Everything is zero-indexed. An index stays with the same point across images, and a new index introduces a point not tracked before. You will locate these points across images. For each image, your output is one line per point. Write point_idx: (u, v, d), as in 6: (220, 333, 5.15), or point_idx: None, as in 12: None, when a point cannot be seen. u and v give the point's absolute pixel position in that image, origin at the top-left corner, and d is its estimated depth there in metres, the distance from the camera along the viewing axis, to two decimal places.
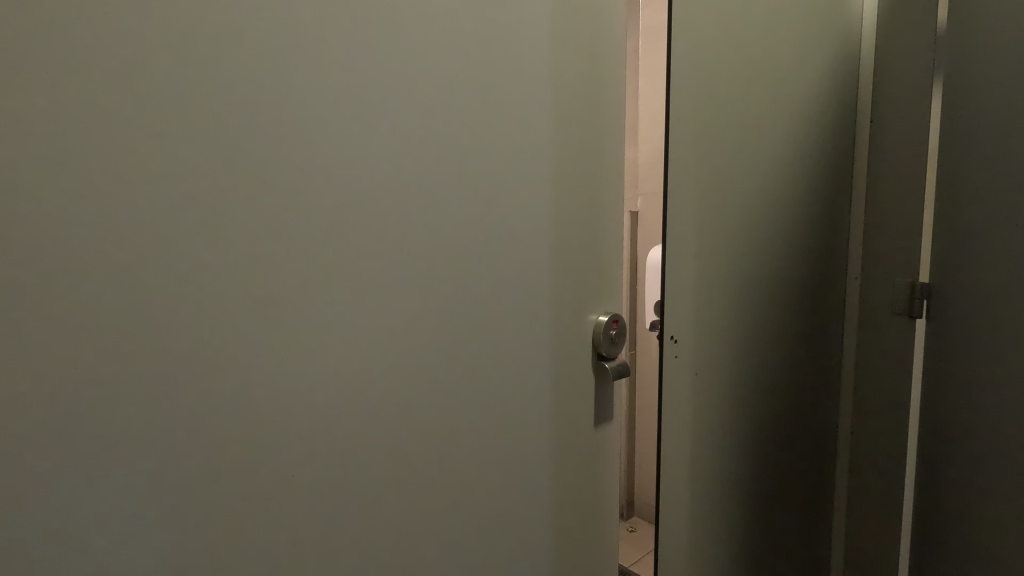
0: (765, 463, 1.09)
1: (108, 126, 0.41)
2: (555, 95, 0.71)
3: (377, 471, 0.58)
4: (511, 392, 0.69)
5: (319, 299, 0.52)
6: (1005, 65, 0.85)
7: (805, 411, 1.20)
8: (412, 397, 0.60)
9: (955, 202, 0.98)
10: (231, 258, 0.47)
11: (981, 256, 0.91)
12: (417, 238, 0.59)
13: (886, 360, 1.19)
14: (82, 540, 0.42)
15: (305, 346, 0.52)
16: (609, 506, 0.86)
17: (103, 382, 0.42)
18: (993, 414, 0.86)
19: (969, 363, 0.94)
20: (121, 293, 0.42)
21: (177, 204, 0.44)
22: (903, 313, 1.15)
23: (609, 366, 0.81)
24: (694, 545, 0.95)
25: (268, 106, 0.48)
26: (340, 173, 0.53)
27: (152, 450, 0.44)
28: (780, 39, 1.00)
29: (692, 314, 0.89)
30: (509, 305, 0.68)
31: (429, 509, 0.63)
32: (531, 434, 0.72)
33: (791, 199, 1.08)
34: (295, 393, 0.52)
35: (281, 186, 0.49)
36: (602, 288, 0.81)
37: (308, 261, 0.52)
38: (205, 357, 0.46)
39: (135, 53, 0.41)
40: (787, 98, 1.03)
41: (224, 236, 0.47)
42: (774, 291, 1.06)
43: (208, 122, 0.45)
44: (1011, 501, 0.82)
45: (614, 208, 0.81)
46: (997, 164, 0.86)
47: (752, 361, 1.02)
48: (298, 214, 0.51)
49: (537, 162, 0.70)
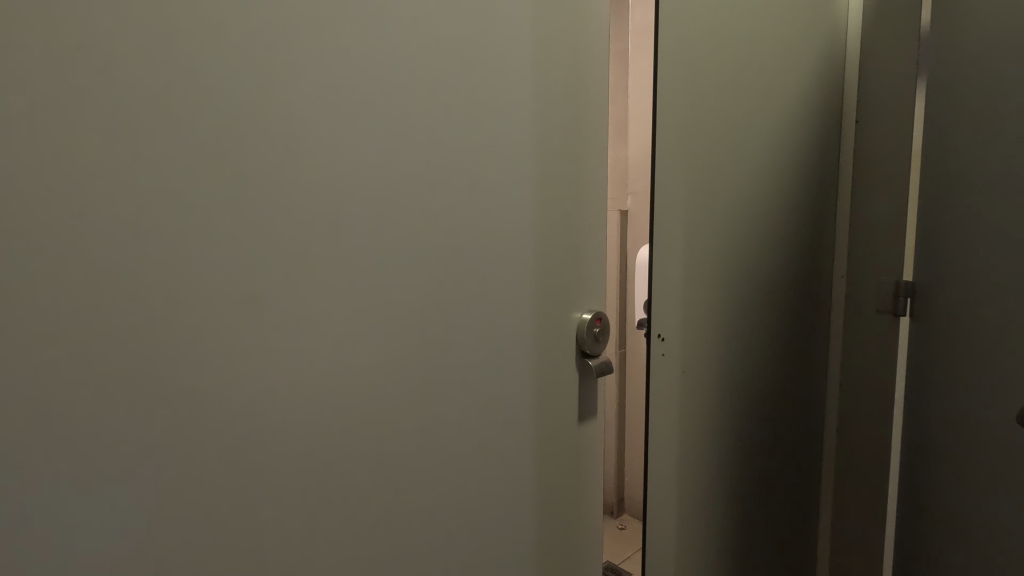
0: (751, 461, 1.09)
1: (81, 120, 0.40)
2: (539, 93, 0.71)
3: (358, 470, 0.58)
4: (494, 390, 0.69)
5: (298, 295, 0.52)
6: (986, 65, 0.86)
7: (791, 409, 1.20)
8: (394, 396, 0.60)
9: (940, 201, 0.99)
10: (208, 253, 0.47)
11: (964, 254, 0.92)
12: (399, 234, 0.59)
13: (871, 358, 1.20)
14: (55, 540, 0.41)
15: (286, 344, 0.52)
16: (593, 504, 0.87)
17: (79, 381, 0.41)
18: (977, 411, 0.87)
19: (952, 360, 0.95)
20: (97, 291, 0.42)
21: (155, 201, 0.44)
22: (886, 311, 1.16)
23: (592, 364, 0.81)
24: (680, 543, 0.96)
25: (249, 102, 0.48)
26: (322, 170, 0.53)
27: (127, 449, 0.44)
28: (767, 39, 1.00)
29: (678, 312, 0.89)
30: (491, 302, 0.68)
31: (410, 507, 0.62)
32: (514, 432, 0.72)
33: (777, 198, 1.08)
34: (275, 392, 0.52)
35: (262, 184, 0.49)
36: (587, 285, 0.81)
37: (289, 259, 0.51)
38: (184, 356, 0.46)
39: (112, 48, 0.41)
40: (773, 98, 1.04)
41: (203, 234, 0.46)
42: (761, 289, 1.06)
43: (187, 118, 0.44)
44: (991, 497, 0.83)
45: (598, 206, 0.82)
46: (980, 163, 0.87)
47: (738, 359, 1.03)
48: (279, 213, 0.50)
49: (521, 159, 0.70)
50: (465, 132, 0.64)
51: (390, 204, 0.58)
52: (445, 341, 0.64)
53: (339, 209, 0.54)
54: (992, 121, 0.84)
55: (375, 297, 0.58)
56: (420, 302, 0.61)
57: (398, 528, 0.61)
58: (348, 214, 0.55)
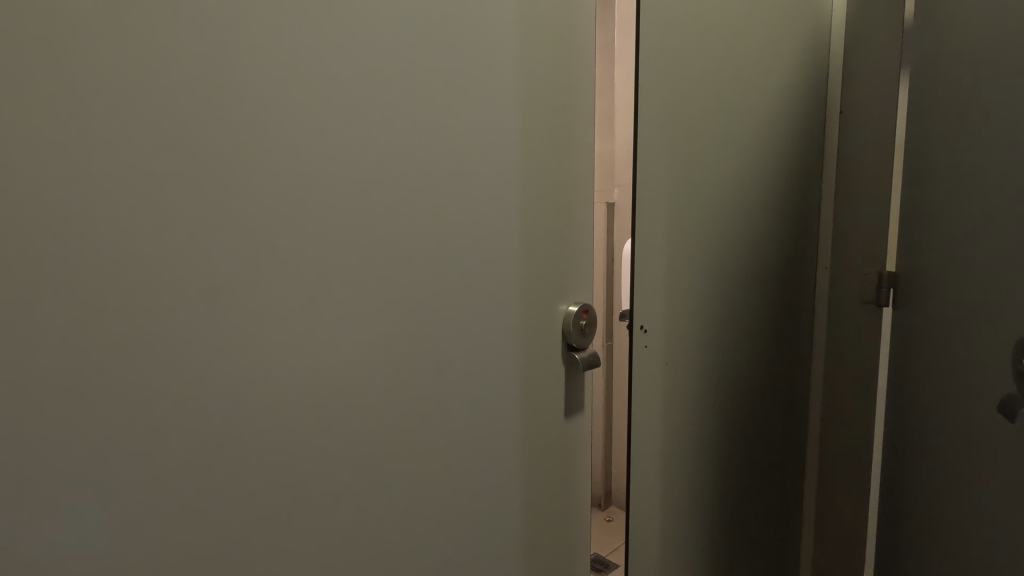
0: (736, 451, 1.10)
1: (39, 101, 0.38)
2: (525, 81, 0.70)
3: (340, 467, 0.56)
4: (479, 384, 0.68)
5: (274, 289, 0.50)
6: (969, 55, 0.87)
7: (777, 399, 1.21)
8: (378, 392, 0.59)
9: (924, 190, 1.00)
10: (180, 244, 0.45)
11: (948, 243, 0.92)
12: (379, 226, 0.57)
13: (854, 347, 1.21)
14: (18, 545, 0.39)
15: (264, 339, 0.50)
16: (579, 498, 0.86)
17: (44, 375, 0.39)
18: (961, 398, 0.87)
19: (936, 349, 0.95)
20: (60, 281, 0.40)
21: (121, 188, 0.42)
22: (870, 302, 1.17)
23: (579, 356, 0.81)
24: (663, 535, 0.96)
25: (220, 85, 0.46)
26: (299, 157, 0.51)
27: (96, 450, 0.42)
28: (752, 29, 1.00)
29: (662, 303, 0.89)
30: (473, 297, 0.67)
31: (390, 506, 0.61)
32: (498, 424, 0.72)
33: (762, 190, 1.09)
34: (253, 389, 0.50)
35: (235, 170, 0.47)
36: (573, 278, 0.81)
37: (265, 250, 0.49)
38: (155, 351, 0.44)
39: (72, 26, 0.39)
40: (758, 89, 1.04)
41: (174, 221, 0.44)
42: (746, 279, 1.07)
43: (154, 100, 0.42)
44: (973, 483, 0.84)
45: (584, 198, 0.81)
46: (964, 156, 0.88)
47: (723, 349, 1.03)
48: (253, 200, 0.48)
49: (506, 151, 0.69)
50: (448, 122, 0.62)
51: (372, 196, 0.56)
52: (425, 336, 0.63)
53: (318, 198, 0.52)
54: (975, 113, 0.85)
55: (355, 292, 0.56)
56: (400, 296, 0.60)
57: (378, 526, 0.60)
58: (329, 207, 0.53)
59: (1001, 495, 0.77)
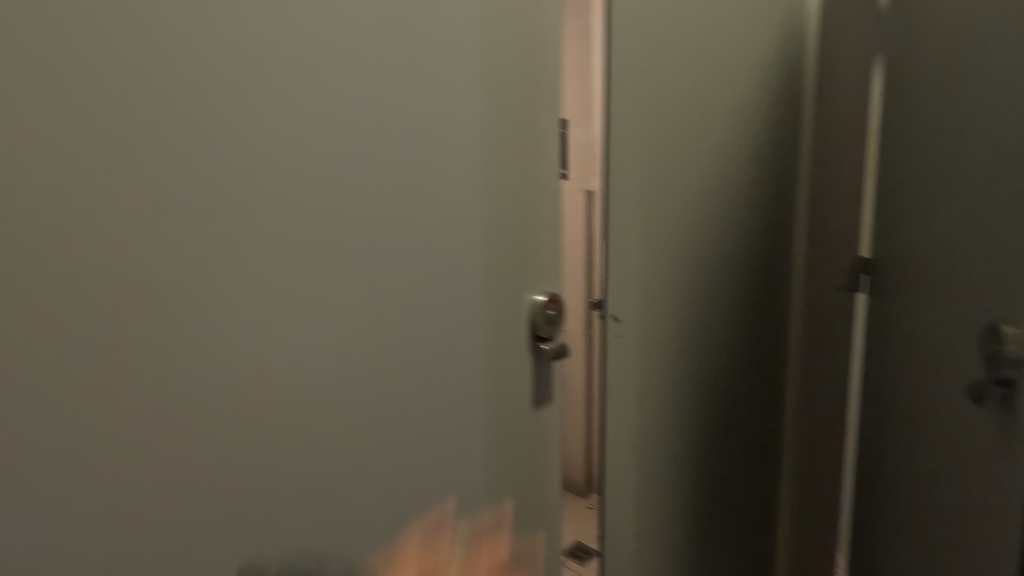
0: (713, 439, 1.10)
1: None
2: (488, 61, 0.67)
3: (285, 466, 0.54)
4: (443, 378, 0.67)
5: (212, 279, 0.48)
6: (948, 35, 0.85)
7: (756, 386, 1.22)
8: (335, 388, 0.57)
9: (900, 175, 0.99)
10: (99, 230, 0.43)
11: (925, 229, 0.91)
12: (333, 219, 0.55)
13: (829, 333, 1.23)
14: None
15: (202, 333, 0.48)
16: (550, 492, 0.84)
17: None
18: (938, 385, 0.86)
19: (912, 335, 0.95)
20: None
21: (30, 169, 0.40)
22: (845, 288, 1.18)
23: (546, 347, 0.78)
24: (633, 528, 0.96)
25: (139, 62, 0.43)
26: (235, 137, 0.48)
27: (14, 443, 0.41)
28: (728, 12, 0.99)
29: (636, 292, 0.88)
30: (433, 291, 0.64)
31: (344, 505, 0.59)
32: (459, 421, 0.69)
33: (739, 176, 1.08)
34: (190, 383, 0.48)
35: (161, 152, 0.45)
36: (542, 267, 0.78)
37: (196, 239, 0.47)
38: (70, 341, 0.42)
39: None
40: (735, 74, 1.03)
41: (91, 206, 0.42)
42: (724, 268, 1.07)
43: (62, 76, 0.40)
44: (951, 471, 0.83)
45: (552, 185, 0.77)
46: (937, 145, 0.88)
47: (701, 337, 1.03)
48: (179, 183, 0.46)
49: (472, 141, 0.67)
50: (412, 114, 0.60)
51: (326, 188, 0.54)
52: (382, 333, 0.60)
53: (258, 183, 0.50)
54: (946, 101, 0.85)
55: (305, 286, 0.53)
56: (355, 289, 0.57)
57: (331, 530, 0.58)
58: (278, 197, 0.51)
59: (987, 484, 0.75)
